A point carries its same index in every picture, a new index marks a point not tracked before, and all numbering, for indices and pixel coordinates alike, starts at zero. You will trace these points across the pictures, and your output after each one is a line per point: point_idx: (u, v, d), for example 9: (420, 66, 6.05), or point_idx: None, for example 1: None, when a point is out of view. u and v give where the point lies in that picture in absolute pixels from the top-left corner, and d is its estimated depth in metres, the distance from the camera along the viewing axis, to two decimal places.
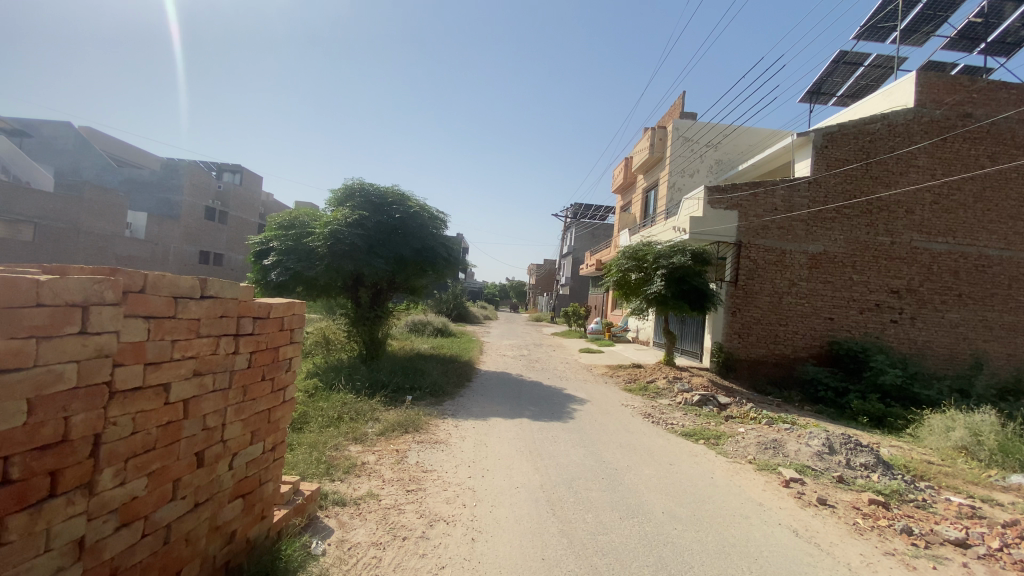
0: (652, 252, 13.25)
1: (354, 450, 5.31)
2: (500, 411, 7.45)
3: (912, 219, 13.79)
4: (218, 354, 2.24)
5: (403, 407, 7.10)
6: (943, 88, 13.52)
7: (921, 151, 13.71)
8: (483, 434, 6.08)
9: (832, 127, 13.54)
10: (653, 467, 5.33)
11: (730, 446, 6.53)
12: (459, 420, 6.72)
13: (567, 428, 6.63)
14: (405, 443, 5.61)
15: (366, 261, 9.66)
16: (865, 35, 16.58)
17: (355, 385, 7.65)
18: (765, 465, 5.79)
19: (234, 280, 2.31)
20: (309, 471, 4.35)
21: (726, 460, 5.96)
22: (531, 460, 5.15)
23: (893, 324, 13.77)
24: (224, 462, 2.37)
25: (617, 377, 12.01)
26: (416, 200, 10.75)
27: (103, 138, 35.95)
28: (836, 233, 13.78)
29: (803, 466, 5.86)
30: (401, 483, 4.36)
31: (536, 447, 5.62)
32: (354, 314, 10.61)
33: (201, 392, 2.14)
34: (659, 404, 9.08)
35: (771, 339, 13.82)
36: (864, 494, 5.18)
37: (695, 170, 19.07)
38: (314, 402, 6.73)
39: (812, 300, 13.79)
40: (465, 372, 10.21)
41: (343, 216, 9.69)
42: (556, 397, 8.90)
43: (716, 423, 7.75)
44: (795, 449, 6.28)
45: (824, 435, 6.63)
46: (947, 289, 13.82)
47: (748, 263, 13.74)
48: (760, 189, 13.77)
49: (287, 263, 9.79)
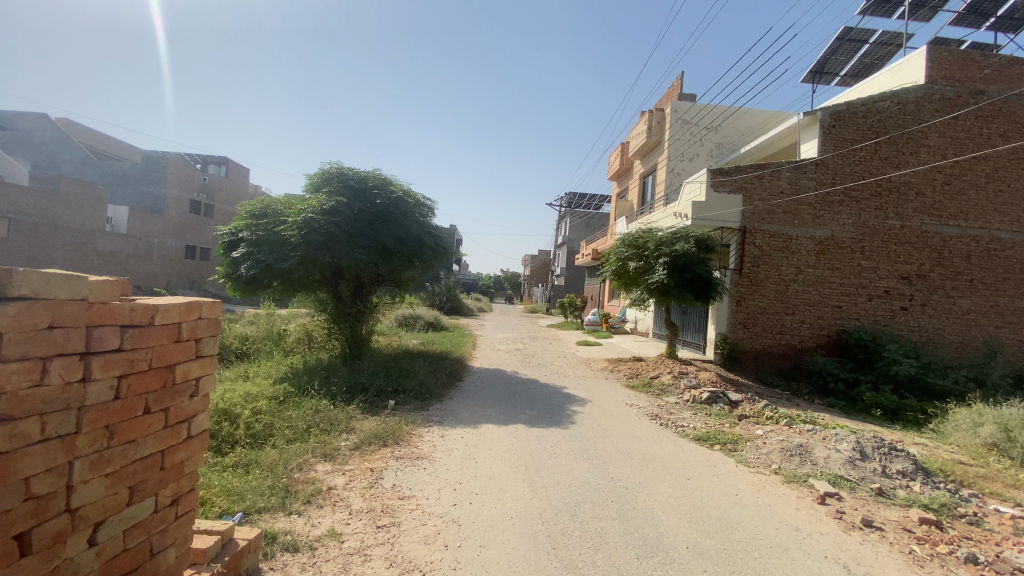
0: (654, 239, 12.48)
1: (322, 471, 4.55)
2: (493, 416, 6.68)
3: (923, 201, 13.11)
4: (47, 387, 1.53)
5: (384, 414, 6.36)
6: (955, 63, 12.83)
7: (932, 129, 12.96)
8: (472, 447, 5.31)
9: (840, 105, 12.80)
10: (667, 483, 4.59)
11: (750, 452, 5.82)
12: (445, 429, 5.96)
13: (568, 436, 5.87)
14: (381, 460, 4.84)
15: (346, 252, 8.83)
16: (871, 10, 15.78)
17: (331, 390, 6.87)
18: (793, 476, 5.11)
19: (72, 274, 1.59)
20: (261, 504, 3.60)
21: (748, 471, 5.25)
22: (525, 480, 4.41)
23: (903, 311, 13.14)
24: (78, 537, 1.66)
25: (618, 372, 11.27)
26: (400, 185, 9.93)
27: (81, 130, 34.86)
28: (845, 216, 13.08)
29: (836, 476, 5.17)
30: (372, 517, 3.61)
31: (533, 461, 4.88)
32: (335, 310, 9.83)
33: (15, 447, 1.45)
34: (666, 403, 8.36)
35: (777, 329, 13.15)
36: (912, 511, 4.50)
37: (695, 154, 18.30)
38: (283, 411, 5.99)
39: (820, 288, 13.11)
40: (455, 371, 9.41)
41: (319, 203, 8.86)
42: (554, 397, 8.15)
43: (731, 425, 7.06)
44: (824, 455, 5.59)
45: (853, 438, 6.00)
46: (958, 274, 13.18)
47: (753, 250, 13.05)
48: (765, 171, 13.05)
49: (257, 256, 8.96)
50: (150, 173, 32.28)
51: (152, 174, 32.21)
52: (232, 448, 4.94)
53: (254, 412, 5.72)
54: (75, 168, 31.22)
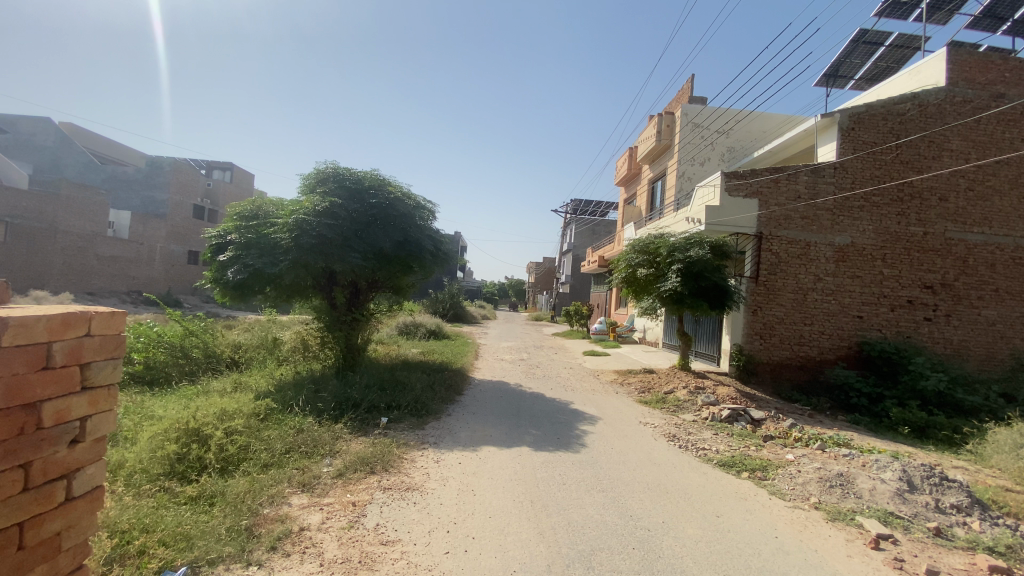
0: (666, 244, 11.82)
1: (297, 505, 3.95)
2: (494, 437, 6.05)
3: (946, 207, 12.43)
4: None
5: (373, 435, 5.78)
6: (976, 65, 12.22)
7: (955, 132, 12.33)
8: (470, 475, 4.70)
9: (859, 106, 12.19)
10: (695, 523, 3.97)
11: (784, 482, 5.17)
12: (441, 452, 5.36)
13: (577, 462, 5.23)
14: (365, 491, 4.23)
15: (339, 255, 8.27)
16: (886, 12, 15.20)
17: (318, 406, 6.29)
18: (837, 513, 4.47)
19: None
20: (213, 553, 3.03)
21: (784, 506, 4.60)
22: (530, 519, 3.80)
23: (927, 322, 12.43)
24: None
25: (629, 385, 10.59)
26: (399, 186, 9.37)
27: (86, 135, 34.82)
28: (865, 223, 12.43)
29: (885, 513, 4.52)
30: (348, 570, 3.01)
31: (538, 494, 4.28)
32: (329, 317, 9.26)
33: None
34: (682, 421, 7.70)
35: (795, 340, 12.48)
36: (979, 556, 3.86)
37: (706, 158, 17.71)
38: (262, 429, 5.44)
39: (839, 297, 12.44)
40: (455, 385, 8.76)
41: (313, 205, 8.33)
42: (561, 414, 7.52)
43: (757, 448, 6.41)
44: (868, 486, 4.93)
45: (896, 465, 5.37)
46: (983, 284, 12.51)
47: (770, 257, 12.40)
48: (783, 174, 12.44)
49: (245, 259, 8.45)
50: (153, 177, 32.13)
51: (156, 179, 32.02)
52: (200, 475, 4.43)
53: (228, 431, 5.14)
54: (77, 172, 31.07)
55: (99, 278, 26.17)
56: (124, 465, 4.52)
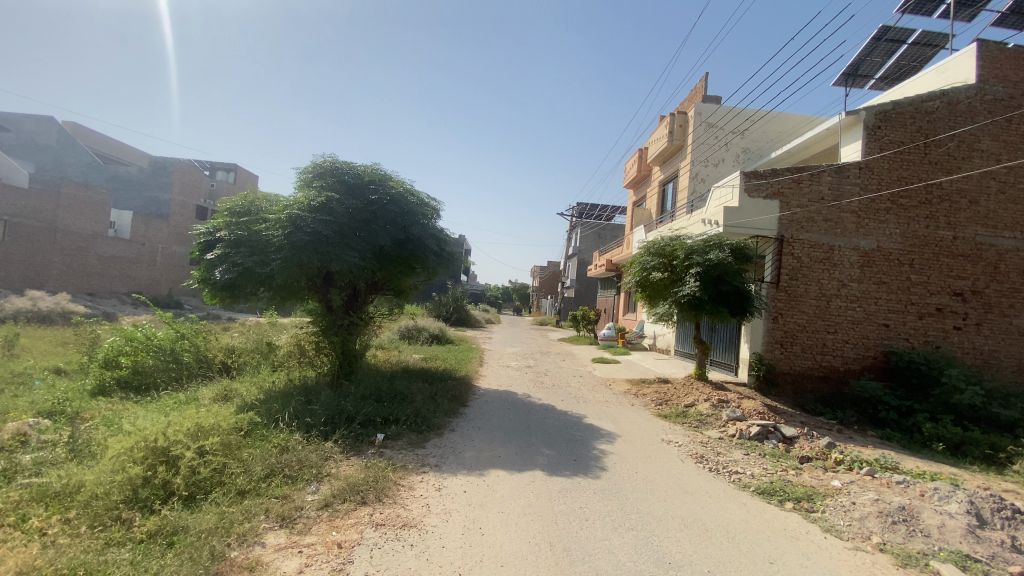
0: (683, 247, 11.14)
1: (271, 546, 3.31)
2: (501, 458, 5.41)
3: (977, 210, 11.72)
4: None
5: (366, 455, 5.18)
6: (1008, 63, 11.56)
7: (985, 132, 11.65)
8: (476, 506, 4.06)
9: (887, 103, 11.29)
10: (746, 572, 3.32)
11: (836, 516, 4.50)
12: (443, 476, 4.73)
13: (599, 491, 4.58)
14: (354, 528, 3.58)
15: (333, 255, 7.63)
16: (911, 8, 14.52)
17: (308, 421, 5.69)
18: (907, 556, 3.79)
19: None
20: None
21: (844, 547, 3.93)
22: (548, 569, 3.15)
23: (956, 331, 11.70)
24: None
25: (644, 397, 9.91)
26: (399, 182, 8.76)
27: (89, 135, 34.60)
28: (892, 226, 11.71)
29: (962, 555, 3.84)
30: None
31: (556, 534, 3.62)
32: (324, 321, 8.62)
33: None
34: (708, 439, 7.03)
35: (818, 350, 11.78)
36: None
37: (720, 159, 17.05)
38: (242, 448, 4.78)
39: (864, 304, 11.73)
40: (459, 395, 8.13)
41: (307, 200, 7.73)
42: (575, 430, 6.86)
43: (796, 472, 5.73)
44: (935, 522, 4.24)
45: (961, 496, 4.68)
46: (1016, 291, 11.81)
47: (791, 261, 11.73)
48: (805, 175, 11.78)
49: (233, 258, 7.86)
50: (157, 178, 31.94)
51: (159, 180, 31.87)
52: (165, 505, 3.80)
53: (201, 452, 4.40)
54: (80, 171, 30.87)
55: (99, 278, 25.71)
56: (82, 487, 3.90)
